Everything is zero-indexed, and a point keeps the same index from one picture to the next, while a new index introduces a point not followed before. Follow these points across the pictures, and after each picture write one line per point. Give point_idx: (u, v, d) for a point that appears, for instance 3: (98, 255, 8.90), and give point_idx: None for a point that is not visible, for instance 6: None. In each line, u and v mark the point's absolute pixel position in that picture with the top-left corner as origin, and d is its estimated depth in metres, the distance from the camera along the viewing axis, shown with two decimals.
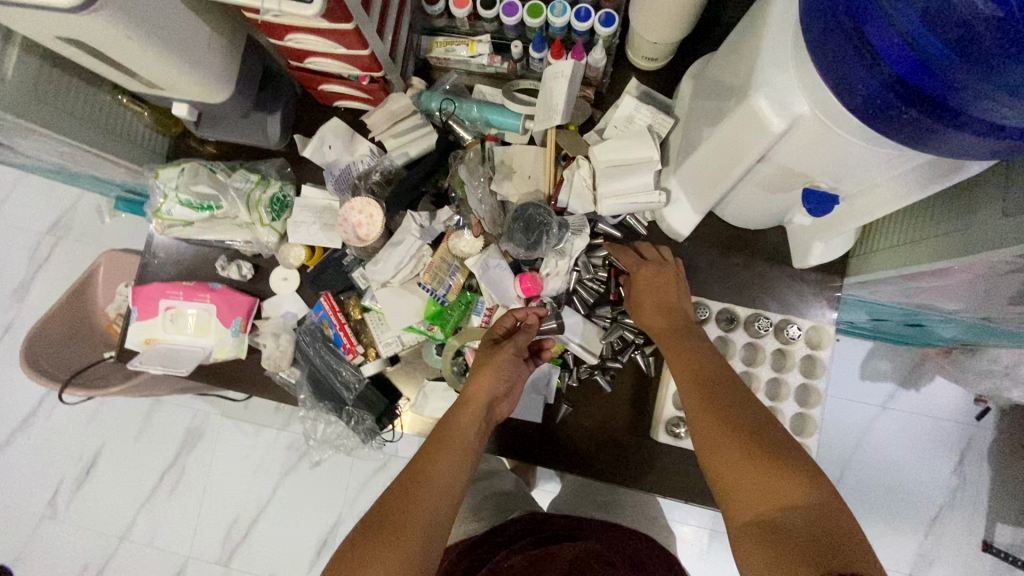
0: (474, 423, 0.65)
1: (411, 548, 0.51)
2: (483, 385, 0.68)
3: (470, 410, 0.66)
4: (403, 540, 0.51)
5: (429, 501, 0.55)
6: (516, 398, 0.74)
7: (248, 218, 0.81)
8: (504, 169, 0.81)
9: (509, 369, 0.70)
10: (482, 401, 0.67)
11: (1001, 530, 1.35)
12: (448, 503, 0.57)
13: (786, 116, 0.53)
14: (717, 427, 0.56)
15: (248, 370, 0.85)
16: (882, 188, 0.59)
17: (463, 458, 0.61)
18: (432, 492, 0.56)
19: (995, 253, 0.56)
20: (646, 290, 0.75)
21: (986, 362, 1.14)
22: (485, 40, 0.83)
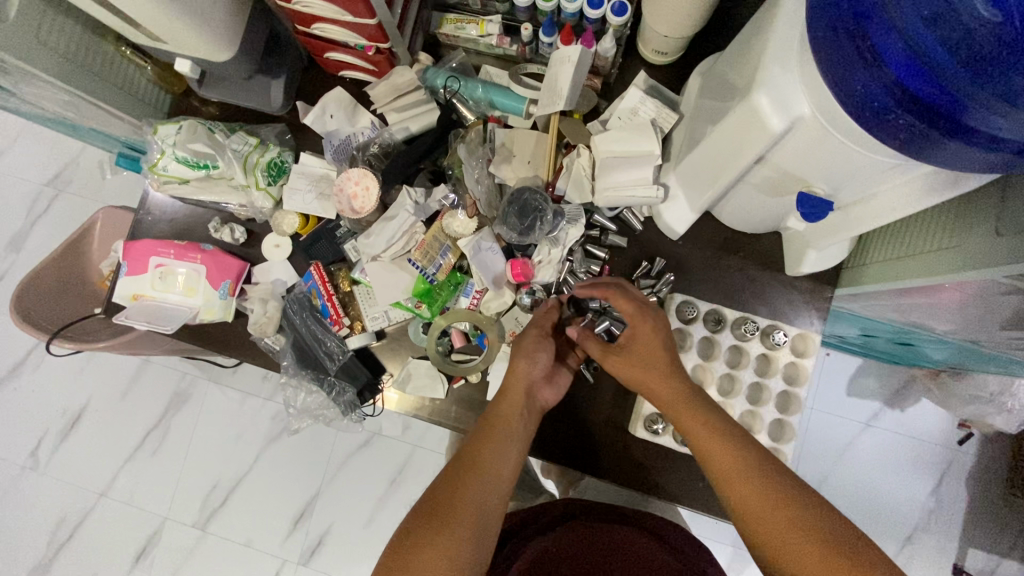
0: (517, 411, 0.66)
1: (465, 531, 0.55)
2: (521, 371, 0.68)
3: (510, 397, 0.67)
4: (459, 524, 0.55)
5: (482, 488, 0.58)
6: (559, 385, 0.73)
7: (245, 181, 0.81)
8: (503, 152, 0.80)
9: (543, 353, 0.70)
10: (521, 387, 0.68)
11: (973, 554, 1.36)
12: (500, 489, 0.60)
13: (787, 116, 0.52)
14: (793, 536, 0.51)
15: (234, 334, 0.85)
16: (878, 198, 0.59)
17: (511, 442, 0.63)
18: (484, 483, 0.59)
19: (987, 272, 0.56)
20: (642, 360, 0.65)
21: (973, 387, 1.14)
22: (495, 20, 0.82)
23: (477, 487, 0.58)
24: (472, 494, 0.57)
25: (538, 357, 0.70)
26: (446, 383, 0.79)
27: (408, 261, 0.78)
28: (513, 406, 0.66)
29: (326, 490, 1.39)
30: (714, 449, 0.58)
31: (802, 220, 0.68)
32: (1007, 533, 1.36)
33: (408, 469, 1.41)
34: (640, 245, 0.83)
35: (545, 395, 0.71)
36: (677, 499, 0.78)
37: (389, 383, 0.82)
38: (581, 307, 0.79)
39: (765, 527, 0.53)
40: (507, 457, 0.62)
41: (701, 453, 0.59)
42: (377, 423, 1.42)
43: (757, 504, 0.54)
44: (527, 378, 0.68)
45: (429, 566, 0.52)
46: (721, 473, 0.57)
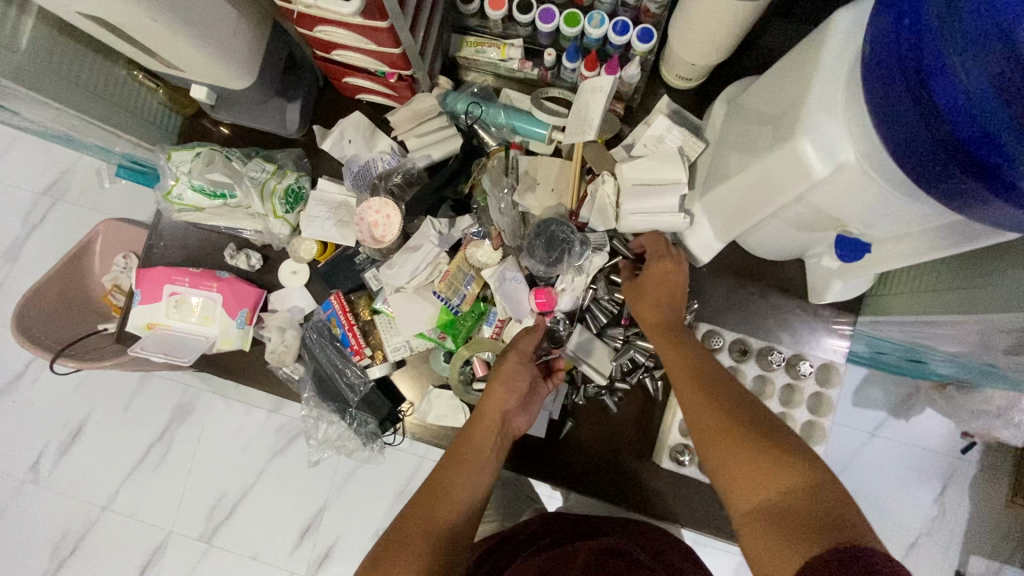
0: (488, 438, 0.67)
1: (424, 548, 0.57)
2: (498, 400, 0.68)
3: (483, 425, 0.68)
4: (419, 545, 0.57)
5: (451, 511, 0.61)
6: (533, 412, 0.73)
7: (263, 209, 0.80)
8: (527, 180, 0.79)
9: (522, 380, 0.71)
10: (495, 416, 0.68)
11: (975, 561, 1.39)
12: (468, 509, 0.62)
13: (830, 162, 0.52)
14: (717, 422, 0.57)
15: (251, 362, 0.84)
16: (911, 238, 0.59)
17: (484, 465, 0.66)
18: (452, 504, 0.62)
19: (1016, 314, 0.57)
20: (638, 293, 0.75)
21: (980, 402, 1.16)
22: (517, 44, 0.80)
23: (449, 513, 0.61)
24: (443, 519, 0.60)
25: (516, 386, 0.70)
26: (468, 413, 0.78)
27: (433, 294, 0.77)
28: (486, 435, 0.67)
29: (333, 504, 1.38)
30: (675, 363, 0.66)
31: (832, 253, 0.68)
32: (1009, 542, 1.39)
33: (416, 481, 1.40)
34: None
35: (519, 421, 0.72)
36: (699, 529, 0.77)
37: (411, 415, 0.80)
38: (557, 338, 0.80)
39: (699, 421, 0.59)
40: (480, 481, 0.64)
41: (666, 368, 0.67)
42: None
43: (696, 403, 0.60)
44: (502, 408, 0.69)
45: None
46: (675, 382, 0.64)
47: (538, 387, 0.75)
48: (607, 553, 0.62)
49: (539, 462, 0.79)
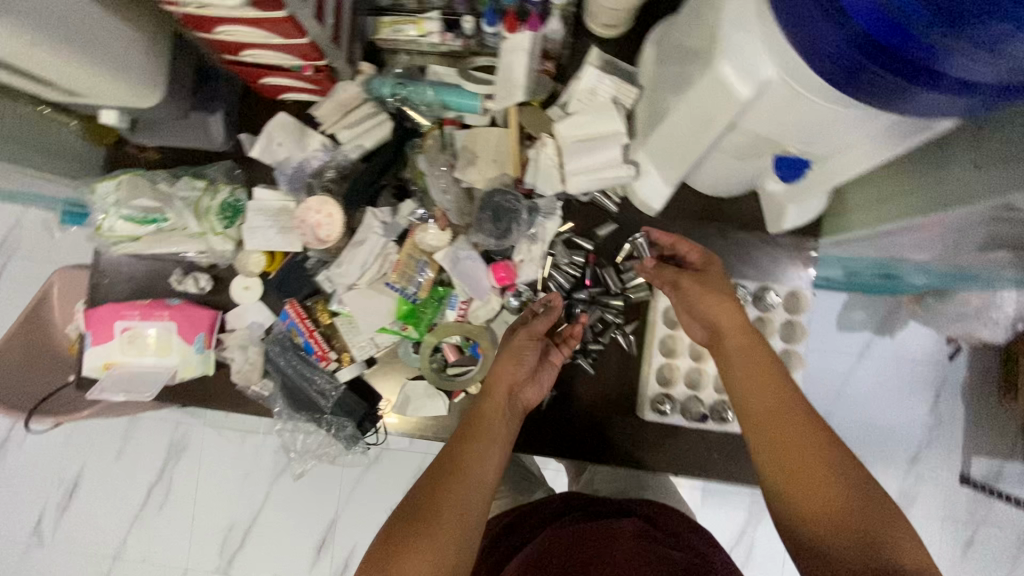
0: (499, 415, 0.65)
1: (446, 531, 0.53)
2: (503, 371, 0.68)
3: (492, 397, 0.67)
4: (438, 525, 0.53)
5: (466, 497, 0.56)
6: (543, 384, 0.72)
7: (199, 228, 0.78)
8: (466, 155, 0.77)
9: (529, 356, 0.70)
10: (502, 389, 0.67)
11: (977, 461, 1.44)
12: (480, 492, 0.57)
13: (753, 82, 0.50)
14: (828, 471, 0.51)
15: (219, 387, 0.81)
16: (853, 150, 0.58)
17: (491, 445, 0.62)
18: (472, 484, 0.57)
19: (949, 213, 0.59)
20: (704, 294, 0.64)
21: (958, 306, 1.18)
22: (434, 18, 0.78)
23: (465, 492, 0.56)
24: (460, 502, 0.55)
25: (524, 359, 0.69)
26: (445, 398, 0.78)
27: (386, 285, 0.75)
28: (493, 406, 0.66)
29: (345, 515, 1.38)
30: (760, 387, 0.57)
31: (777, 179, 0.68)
32: (1005, 438, 1.43)
33: None
34: (623, 226, 0.81)
35: (531, 391, 0.70)
36: (691, 475, 0.77)
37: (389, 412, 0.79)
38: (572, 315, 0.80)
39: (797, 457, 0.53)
40: (487, 457, 0.61)
41: (741, 383, 0.59)
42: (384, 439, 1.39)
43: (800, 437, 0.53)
44: (509, 381, 0.68)
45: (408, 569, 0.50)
46: (754, 404, 0.57)
47: (549, 357, 0.73)
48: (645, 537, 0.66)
49: (523, 436, 0.78)
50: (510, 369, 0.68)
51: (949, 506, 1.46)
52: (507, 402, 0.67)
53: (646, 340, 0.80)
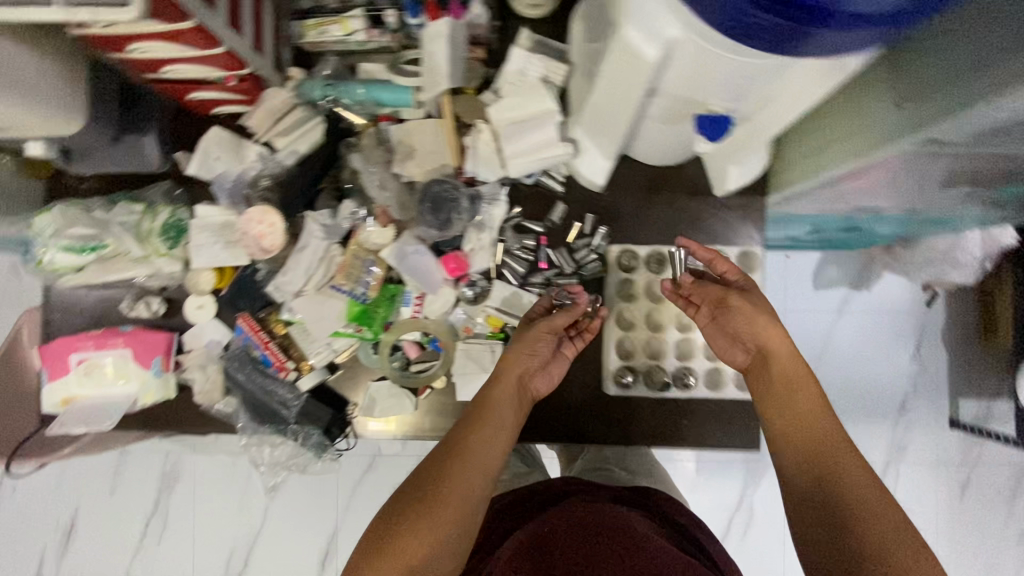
0: (508, 399, 0.66)
1: (449, 515, 0.54)
2: (517, 359, 0.69)
3: (504, 383, 0.67)
4: (441, 507, 0.54)
5: (469, 477, 0.57)
6: (553, 375, 0.72)
7: (143, 252, 0.77)
8: (403, 149, 0.76)
9: (544, 346, 0.71)
10: (513, 376, 0.67)
11: (965, 405, 1.43)
12: (484, 476, 0.58)
13: (659, 41, 0.50)
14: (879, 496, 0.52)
15: (181, 410, 0.80)
16: (780, 97, 0.58)
17: (501, 429, 0.63)
18: (473, 468, 0.58)
19: (875, 154, 0.58)
20: (754, 309, 0.66)
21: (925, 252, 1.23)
22: (358, 15, 0.77)
23: (467, 473, 0.57)
24: (467, 486, 0.56)
25: (538, 348, 0.70)
26: (413, 397, 0.78)
27: (330, 288, 0.76)
28: (504, 392, 0.66)
29: (344, 526, 1.37)
30: (814, 408, 0.59)
31: (707, 141, 0.66)
32: None
33: None
34: (571, 205, 0.81)
35: (542, 383, 0.71)
36: (661, 444, 0.78)
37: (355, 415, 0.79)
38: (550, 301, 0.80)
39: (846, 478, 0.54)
40: (493, 443, 0.61)
41: (790, 400, 0.61)
42: (374, 446, 1.39)
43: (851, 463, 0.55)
44: (521, 369, 0.68)
45: (409, 549, 0.51)
46: (807, 427, 0.59)
47: (562, 348, 0.74)
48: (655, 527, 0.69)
49: None
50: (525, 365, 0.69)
51: (944, 451, 1.46)
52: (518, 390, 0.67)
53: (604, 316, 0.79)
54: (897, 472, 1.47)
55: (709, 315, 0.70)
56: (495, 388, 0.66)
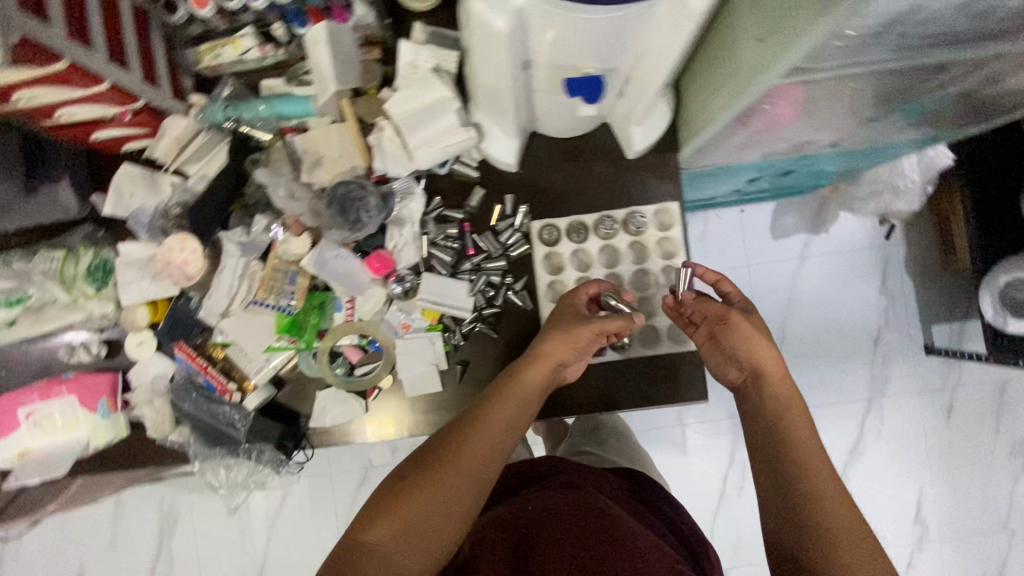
0: (535, 386, 0.67)
1: (456, 487, 0.58)
2: (557, 348, 0.69)
3: (536, 369, 0.68)
4: (450, 477, 0.58)
5: (480, 456, 0.60)
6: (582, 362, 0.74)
7: (69, 297, 0.79)
8: (310, 157, 0.77)
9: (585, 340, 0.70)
10: (550, 364, 0.68)
11: (938, 331, 1.43)
12: (496, 457, 0.61)
13: (507, 12, 0.51)
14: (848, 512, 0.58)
15: (135, 449, 0.81)
16: (652, 49, 0.59)
17: (518, 413, 0.65)
18: (482, 446, 0.61)
19: (748, 91, 0.59)
20: (760, 337, 0.69)
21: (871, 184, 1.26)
22: (248, 33, 0.78)
23: (479, 454, 0.60)
24: (477, 464, 0.60)
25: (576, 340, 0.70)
26: (362, 400, 0.79)
27: (253, 304, 0.76)
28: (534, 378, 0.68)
29: None
30: (809, 442, 0.62)
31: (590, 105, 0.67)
32: None
33: None
34: (489, 188, 0.81)
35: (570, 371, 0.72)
36: (611, 408, 0.80)
37: (306, 426, 0.80)
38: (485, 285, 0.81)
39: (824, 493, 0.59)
40: (510, 426, 0.64)
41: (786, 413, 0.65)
42: (364, 457, 1.40)
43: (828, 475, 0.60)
44: (558, 358, 0.69)
45: (414, 505, 0.56)
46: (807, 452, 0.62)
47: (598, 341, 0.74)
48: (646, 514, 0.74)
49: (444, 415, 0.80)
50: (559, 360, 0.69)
51: (925, 380, 1.46)
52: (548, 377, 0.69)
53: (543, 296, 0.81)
54: (881, 405, 1.47)
55: (707, 333, 0.73)
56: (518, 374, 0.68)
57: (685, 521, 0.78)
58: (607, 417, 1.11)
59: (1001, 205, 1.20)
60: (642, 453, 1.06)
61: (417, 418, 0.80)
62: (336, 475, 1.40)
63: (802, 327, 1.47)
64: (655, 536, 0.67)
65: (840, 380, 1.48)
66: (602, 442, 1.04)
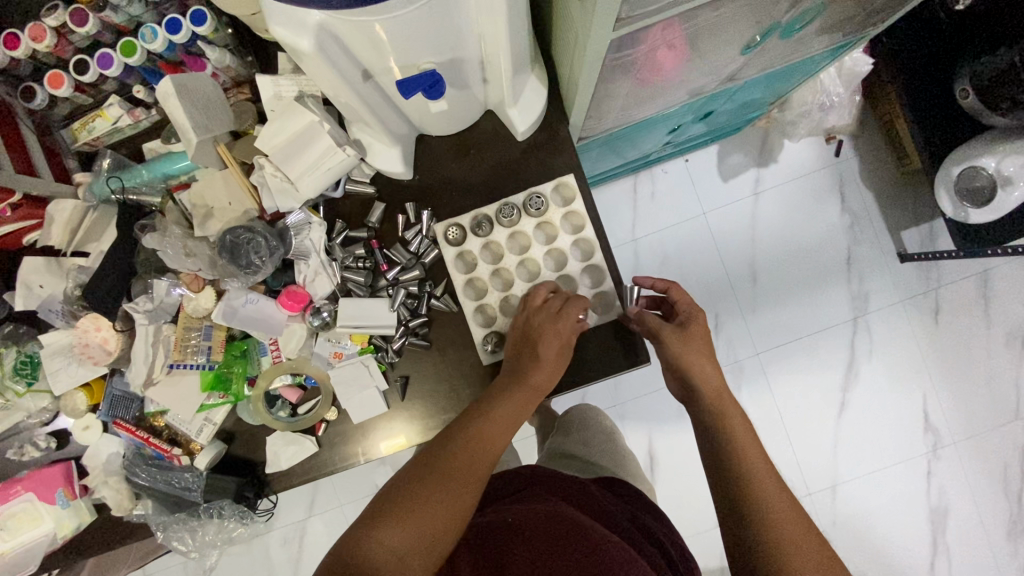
0: (516, 400, 0.68)
1: (446, 502, 0.58)
2: (542, 361, 0.70)
3: (519, 384, 0.69)
4: (438, 491, 0.58)
5: (471, 472, 0.61)
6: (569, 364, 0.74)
7: (4, 398, 0.80)
8: (199, 210, 0.76)
9: (563, 343, 0.72)
10: (532, 379, 0.70)
11: (908, 236, 1.37)
12: (482, 470, 0.62)
13: (307, 31, 0.50)
14: (811, 534, 0.56)
15: (105, 531, 0.81)
16: (481, 29, 0.58)
17: (500, 427, 0.66)
18: (471, 462, 0.62)
19: (590, 48, 0.57)
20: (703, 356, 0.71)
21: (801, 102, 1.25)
22: (113, 101, 0.78)
23: (471, 470, 0.61)
24: (466, 478, 0.60)
25: (555, 345, 0.71)
26: (312, 436, 0.79)
27: (173, 367, 0.76)
28: (516, 393, 0.69)
29: None
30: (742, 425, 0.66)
31: (440, 100, 0.66)
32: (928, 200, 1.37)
33: None
34: (388, 201, 0.81)
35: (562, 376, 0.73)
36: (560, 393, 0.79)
37: (264, 473, 0.79)
38: (408, 297, 0.80)
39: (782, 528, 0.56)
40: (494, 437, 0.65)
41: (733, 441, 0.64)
42: (369, 484, 1.39)
43: (780, 496, 0.58)
44: (540, 370, 0.70)
45: (409, 514, 0.56)
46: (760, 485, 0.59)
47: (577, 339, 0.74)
48: (639, 524, 0.68)
49: (395, 434, 0.79)
50: (543, 370, 0.70)
51: (909, 292, 1.37)
52: (532, 388, 0.70)
53: (482, 297, 0.80)
54: (867, 322, 1.38)
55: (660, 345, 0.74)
56: (508, 386, 0.69)
57: (667, 534, 0.70)
58: (595, 416, 1.02)
59: (937, 93, 1.15)
60: (626, 454, 0.96)
61: (371, 442, 0.79)
62: (345, 507, 1.40)
63: (778, 265, 1.40)
64: (642, 547, 0.63)
65: (827, 309, 1.39)
66: (588, 443, 0.94)
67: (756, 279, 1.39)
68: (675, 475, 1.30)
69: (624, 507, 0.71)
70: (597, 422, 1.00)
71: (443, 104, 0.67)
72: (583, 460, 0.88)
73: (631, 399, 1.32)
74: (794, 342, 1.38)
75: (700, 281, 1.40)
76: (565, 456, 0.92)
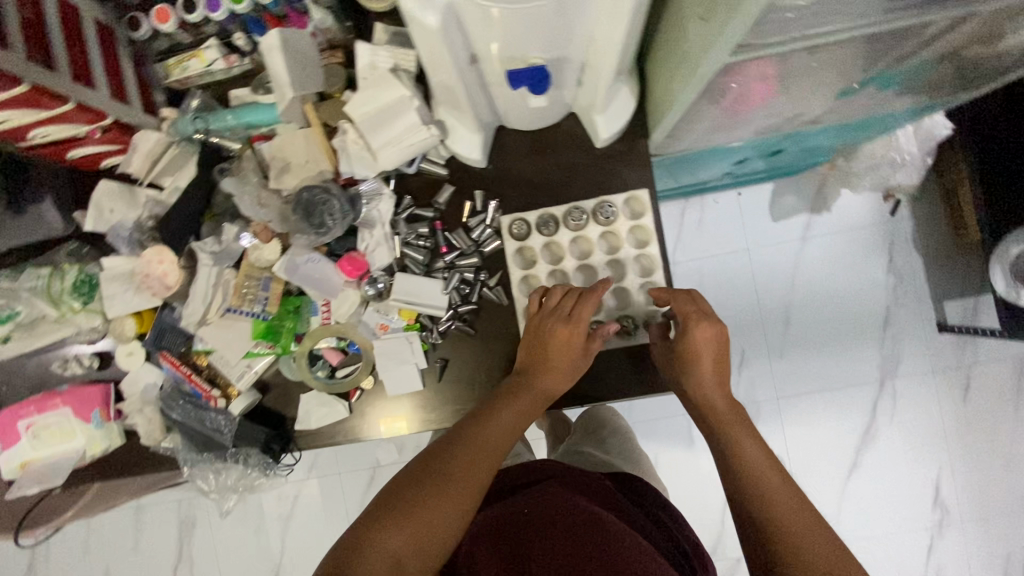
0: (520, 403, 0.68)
1: (451, 500, 0.57)
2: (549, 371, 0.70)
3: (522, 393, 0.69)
4: (444, 489, 0.57)
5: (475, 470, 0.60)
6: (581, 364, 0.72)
7: (57, 313, 0.82)
8: (278, 164, 0.78)
9: (565, 345, 0.70)
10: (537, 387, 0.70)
11: (950, 307, 1.35)
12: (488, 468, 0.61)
13: (436, 8, 0.51)
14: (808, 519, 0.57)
15: (132, 456, 0.83)
16: (596, 31, 0.58)
17: (504, 428, 0.65)
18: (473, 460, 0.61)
19: (702, 69, 0.58)
20: (712, 375, 0.69)
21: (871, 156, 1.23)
22: (212, 45, 0.79)
23: (475, 468, 0.60)
24: (471, 476, 0.59)
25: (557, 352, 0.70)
26: (345, 401, 0.80)
27: (228, 311, 0.79)
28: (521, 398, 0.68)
29: None
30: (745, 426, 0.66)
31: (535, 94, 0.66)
32: None
33: None
34: (458, 185, 0.81)
35: (568, 384, 0.72)
36: (595, 401, 0.80)
37: (292, 429, 0.81)
38: (462, 282, 0.80)
39: (799, 542, 0.55)
40: (497, 438, 0.64)
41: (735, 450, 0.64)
42: (372, 456, 1.40)
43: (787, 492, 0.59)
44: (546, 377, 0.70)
45: (413, 513, 0.55)
46: (776, 502, 0.59)
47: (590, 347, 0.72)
48: (658, 524, 0.68)
49: (426, 413, 0.80)
50: (552, 376, 0.70)
51: (941, 364, 1.35)
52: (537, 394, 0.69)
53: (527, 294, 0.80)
54: (894, 386, 1.36)
55: None
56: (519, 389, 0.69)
57: (686, 536, 0.69)
58: (612, 416, 1.01)
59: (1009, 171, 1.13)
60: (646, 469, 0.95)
61: (400, 416, 0.80)
62: (345, 474, 1.41)
63: (814, 313, 1.38)
64: (656, 544, 0.62)
65: (857, 366, 1.37)
66: (604, 443, 0.94)
67: (790, 323, 1.38)
68: (677, 501, 1.30)
69: (638, 507, 0.71)
70: (617, 423, 0.99)
71: (537, 100, 0.68)
72: (597, 458, 0.88)
73: (646, 421, 1.31)
74: (815, 393, 1.37)
75: (733, 315, 1.39)
76: (580, 453, 0.91)
